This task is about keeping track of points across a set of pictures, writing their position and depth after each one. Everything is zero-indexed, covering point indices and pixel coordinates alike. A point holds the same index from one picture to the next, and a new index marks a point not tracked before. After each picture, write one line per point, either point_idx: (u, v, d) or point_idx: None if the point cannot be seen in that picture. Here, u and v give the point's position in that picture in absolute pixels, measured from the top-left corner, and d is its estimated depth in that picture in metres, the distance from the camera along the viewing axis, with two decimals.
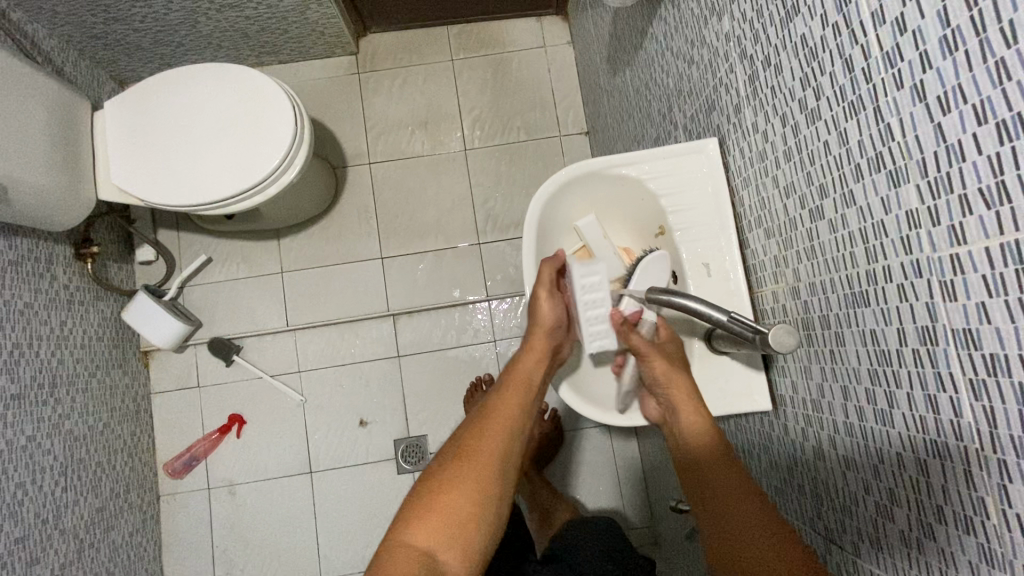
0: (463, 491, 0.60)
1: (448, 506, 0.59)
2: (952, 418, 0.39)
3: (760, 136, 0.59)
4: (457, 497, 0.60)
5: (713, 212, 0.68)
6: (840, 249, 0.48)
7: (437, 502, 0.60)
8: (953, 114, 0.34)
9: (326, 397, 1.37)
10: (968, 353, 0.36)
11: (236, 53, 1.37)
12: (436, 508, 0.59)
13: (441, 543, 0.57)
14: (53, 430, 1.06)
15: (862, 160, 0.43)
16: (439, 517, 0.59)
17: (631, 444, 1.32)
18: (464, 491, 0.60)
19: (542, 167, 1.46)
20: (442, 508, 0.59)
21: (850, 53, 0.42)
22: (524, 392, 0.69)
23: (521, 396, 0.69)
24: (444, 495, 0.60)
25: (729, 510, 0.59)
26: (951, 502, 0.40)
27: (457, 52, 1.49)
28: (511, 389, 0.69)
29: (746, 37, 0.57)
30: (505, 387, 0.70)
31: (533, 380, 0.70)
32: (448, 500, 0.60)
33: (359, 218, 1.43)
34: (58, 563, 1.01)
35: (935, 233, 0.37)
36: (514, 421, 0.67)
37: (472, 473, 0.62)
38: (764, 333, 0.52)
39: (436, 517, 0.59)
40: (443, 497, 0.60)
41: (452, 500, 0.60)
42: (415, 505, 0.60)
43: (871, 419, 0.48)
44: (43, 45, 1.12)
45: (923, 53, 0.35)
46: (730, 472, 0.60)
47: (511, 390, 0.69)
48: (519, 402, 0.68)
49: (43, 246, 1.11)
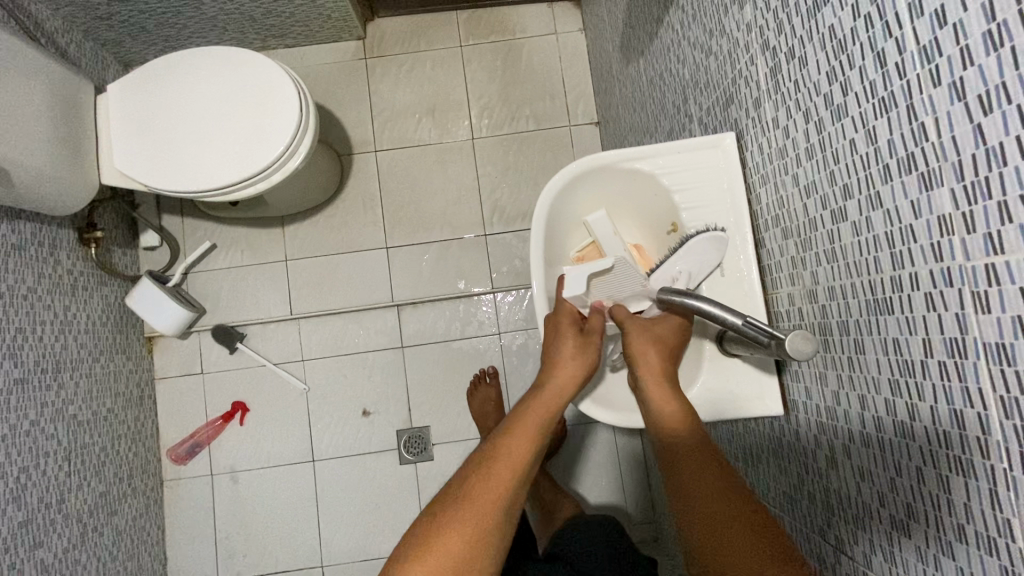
0: (463, 535, 0.55)
1: (445, 548, 0.54)
2: (978, 435, 0.37)
3: (780, 132, 0.56)
4: (455, 541, 0.54)
5: (728, 209, 0.66)
6: (863, 253, 0.46)
7: (433, 545, 0.54)
8: (995, 114, 0.32)
9: (329, 386, 1.36)
10: (999, 368, 0.34)
11: (242, 36, 1.35)
12: (432, 548, 0.54)
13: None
14: (56, 415, 1.05)
15: (891, 161, 0.41)
16: (435, 559, 0.53)
17: (635, 440, 1.30)
18: (462, 534, 0.55)
19: (551, 158, 1.43)
20: (438, 548, 0.54)
21: (883, 47, 0.40)
22: (539, 427, 0.64)
23: (535, 432, 0.63)
24: (442, 533, 0.55)
25: (693, 496, 0.56)
26: (973, 521, 0.38)
27: (466, 39, 1.46)
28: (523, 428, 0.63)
29: (769, 28, 0.54)
30: (519, 421, 0.64)
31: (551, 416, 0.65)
32: (446, 541, 0.54)
33: (365, 206, 1.42)
34: (61, 548, 1.01)
35: (969, 241, 0.35)
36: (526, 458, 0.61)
37: (476, 512, 0.56)
38: (779, 337, 0.49)
39: (430, 556, 0.53)
40: (442, 538, 0.54)
41: (449, 542, 0.54)
42: (411, 543, 0.55)
43: (889, 429, 0.46)
44: (47, 26, 1.10)
45: (964, 48, 0.33)
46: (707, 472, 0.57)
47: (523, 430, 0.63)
48: (533, 438, 0.63)
49: (46, 231, 1.10)
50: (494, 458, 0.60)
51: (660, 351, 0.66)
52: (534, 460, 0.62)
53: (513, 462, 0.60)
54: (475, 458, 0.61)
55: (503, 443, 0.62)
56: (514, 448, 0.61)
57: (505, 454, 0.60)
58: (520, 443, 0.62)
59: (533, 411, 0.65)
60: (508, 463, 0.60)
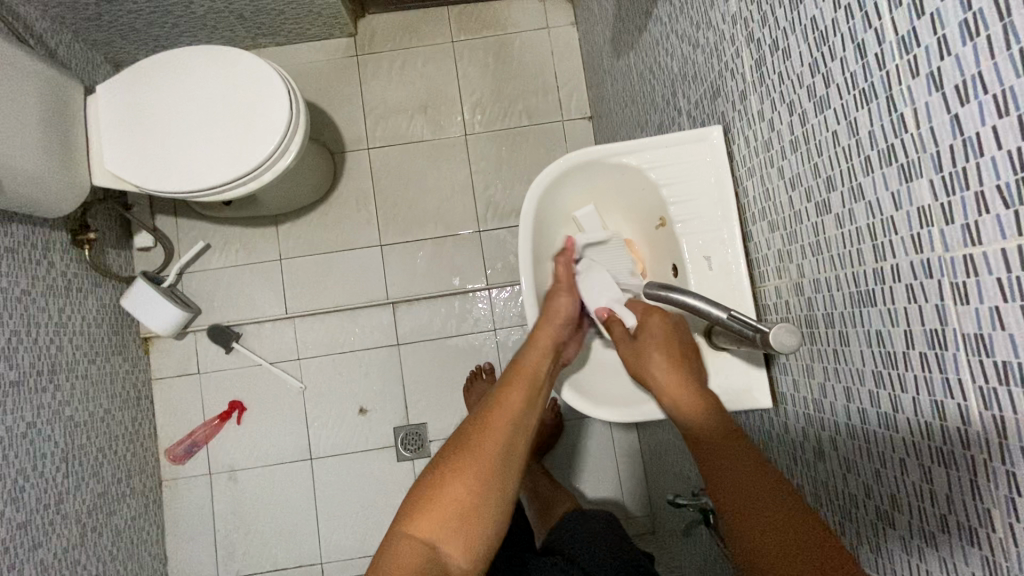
0: (466, 482, 0.57)
1: (450, 496, 0.57)
2: (958, 426, 0.37)
3: (766, 125, 0.56)
4: (458, 488, 0.57)
5: (715, 204, 0.66)
6: (846, 245, 0.46)
7: (439, 494, 0.57)
8: (972, 104, 0.32)
9: (326, 384, 1.36)
10: (979, 359, 0.34)
11: (232, 35, 1.34)
12: (437, 499, 0.57)
13: (445, 535, 0.56)
14: (53, 416, 1.05)
15: (872, 153, 0.41)
16: (440, 512, 0.56)
17: (631, 434, 1.31)
18: (464, 481, 0.57)
19: (544, 152, 1.43)
20: (443, 502, 0.57)
21: (862, 38, 0.39)
22: (535, 373, 0.65)
23: (528, 387, 0.64)
24: (445, 487, 0.57)
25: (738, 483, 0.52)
26: (955, 511, 0.38)
27: (458, 35, 1.45)
28: (515, 382, 0.64)
29: (754, 19, 0.54)
30: (513, 375, 0.65)
31: (543, 368, 0.66)
32: (450, 492, 0.57)
33: (358, 204, 1.41)
34: (61, 548, 1.02)
35: (948, 232, 0.35)
36: (519, 411, 0.62)
37: (474, 466, 0.58)
38: (764, 331, 0.50)
39: (436, 509, 0.56)
40: (445, 488, 0.57)
41: (452, 491, 0.57)
42: (414, 501, 0.58)
43: (873, 421, 0.46)
44: (36, 27, 1.10)
45: (941, 38, 0.33)
46: (722, 453, 0.54)
47: (517, 380, 0.64)
48: (525, 389, 0.64)
49: (39, 233, 1.10)
50: (488, 415, 0.62)
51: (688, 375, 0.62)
52: (532, 411, 0.63)
53: (509, 414, 0.61)
54: (470, 418, 0.63)
55: (497, 399, 0.63)
56: (509, 403, 0.62)
57: (500, 410, 0.61)
58: (518, 390, 0.63)
59: (523, 368, 0.65)
60: (503, 418, 0.61)
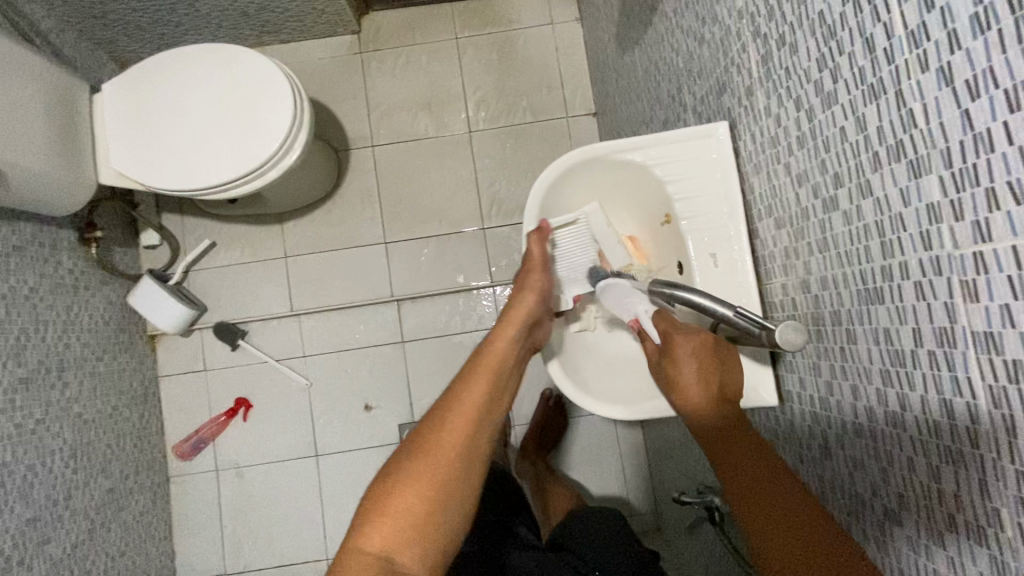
0: (421, 482, 0.54)
1: (404, 500, 0.53)
2: (967, 425, 0.36)
3: (772, 120, 0.55)
4: (413, 490, 0.54)
5: (721, 201, 0.66)
6: (854, 242, 0.45)
7: (393, 498, 0.53)
8: (982, 100, 0.31)
9: (331, 381, 1.36)
10: (988, 357, 0.34)
11: (236, 32, 1.34)
12: (390, 506, 0.53)
13: (398, 544, 0.52)
14: (62, 414, 1.06)
15: (881, 149, 0.40)
16: (394, 518, 0.52)
17: (635, 431, 1.30)
18: (418, 481, 0.54)
19: (549, 149, 1.43)
20: (396, 509, 0.53)
21: (871, 32, 0.39)
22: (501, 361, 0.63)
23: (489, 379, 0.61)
24: (400, 489, 0.54)
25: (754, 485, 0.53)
26: (963, 511, 0.38)
27: (462, 31, 1.45)
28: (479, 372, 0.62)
29: (760, 15, 0.54)
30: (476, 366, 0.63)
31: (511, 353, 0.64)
32: (403, 496, 0.53)
33: (362, 201, 1.41)
34: (69, 543, 1.02)
35: (958, 228, 0.34)
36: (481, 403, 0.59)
37: (433, 463, 0.55)
38: (770, 329, 0.50)
39: (389, 518, 0.53)
40: (399, 492, 0.54)
41: (406, 494, 0.53)
42: (367, 508, 0.54)
43: (880, 418, 0.46)
44: (42, 26, 1.10)
45: (951, 32, 0.32)
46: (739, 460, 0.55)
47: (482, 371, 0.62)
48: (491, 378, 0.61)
49: (47, 231, 1.10)
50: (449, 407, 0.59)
51: (711, 385, 0.58)
52: (496, 402, 0.61)
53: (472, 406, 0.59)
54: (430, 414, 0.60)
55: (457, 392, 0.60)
56: (470, 395, 0.59)
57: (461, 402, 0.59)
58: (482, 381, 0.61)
59: (485, 359, 0.62)
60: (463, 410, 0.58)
